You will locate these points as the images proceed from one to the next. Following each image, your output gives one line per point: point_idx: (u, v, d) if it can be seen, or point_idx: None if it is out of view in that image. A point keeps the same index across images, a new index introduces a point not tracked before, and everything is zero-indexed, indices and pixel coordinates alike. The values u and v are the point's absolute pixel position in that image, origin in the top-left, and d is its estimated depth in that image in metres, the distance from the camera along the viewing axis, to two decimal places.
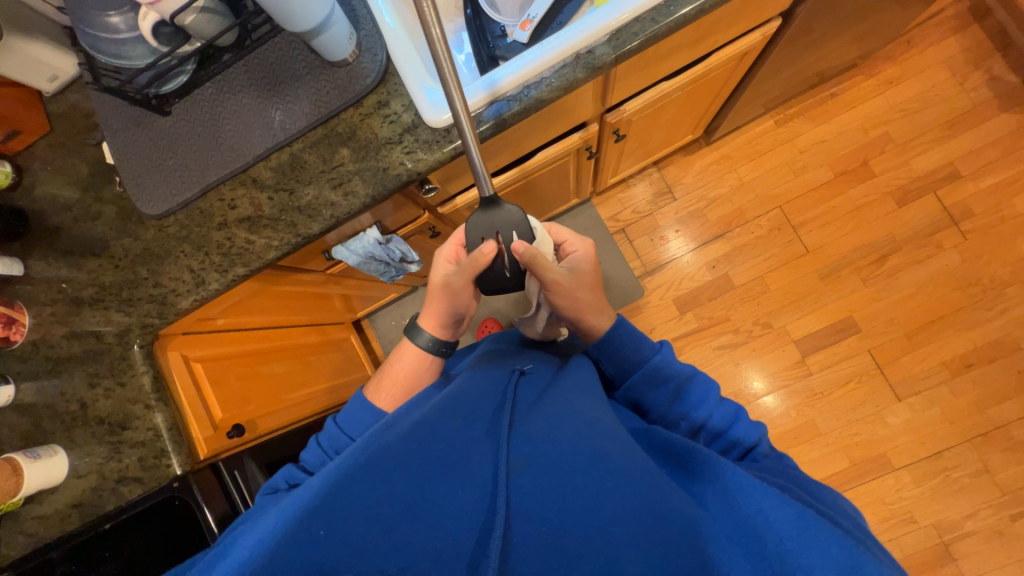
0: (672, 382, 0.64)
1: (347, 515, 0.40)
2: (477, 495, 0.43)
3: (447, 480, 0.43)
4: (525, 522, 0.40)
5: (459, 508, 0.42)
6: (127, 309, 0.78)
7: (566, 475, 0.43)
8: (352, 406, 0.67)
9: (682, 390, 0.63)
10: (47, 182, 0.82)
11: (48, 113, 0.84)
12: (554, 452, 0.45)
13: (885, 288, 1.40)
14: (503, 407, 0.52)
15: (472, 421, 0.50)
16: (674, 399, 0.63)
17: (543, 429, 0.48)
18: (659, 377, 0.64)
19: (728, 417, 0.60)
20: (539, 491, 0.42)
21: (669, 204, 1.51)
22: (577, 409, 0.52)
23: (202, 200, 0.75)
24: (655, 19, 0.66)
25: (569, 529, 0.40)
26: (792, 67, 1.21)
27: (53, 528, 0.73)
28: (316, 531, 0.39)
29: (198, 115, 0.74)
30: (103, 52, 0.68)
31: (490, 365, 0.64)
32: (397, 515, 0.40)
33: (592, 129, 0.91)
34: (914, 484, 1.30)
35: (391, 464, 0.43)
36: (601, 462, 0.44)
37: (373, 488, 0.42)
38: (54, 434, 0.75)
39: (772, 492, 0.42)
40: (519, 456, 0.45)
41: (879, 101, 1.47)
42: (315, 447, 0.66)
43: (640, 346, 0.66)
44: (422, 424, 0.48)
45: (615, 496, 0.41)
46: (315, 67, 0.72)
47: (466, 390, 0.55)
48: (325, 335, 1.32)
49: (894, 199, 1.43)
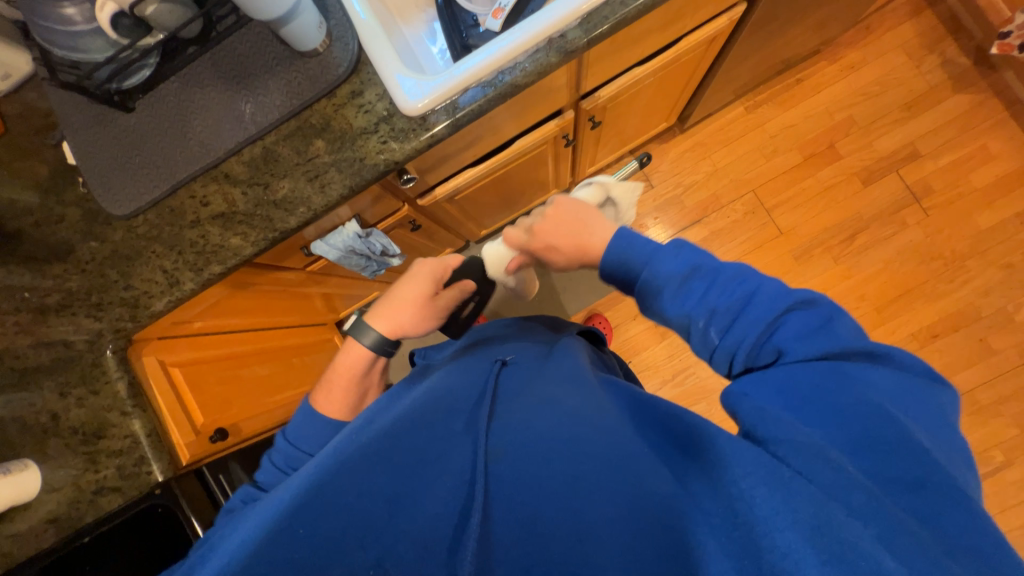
0: (671, 284, 0.53)
1: (326, 511, 0.40)
2: (456, 486, 0.44)
3: (429, 473, 0.44)
4: (502, 509, 0.41)
5: (439, 499, 0.43)
6: (97, 314, 0.75)
7: (542, 462, 0.43)
8: (299, 419, 0.64)
9: (694, 278, 0.53)
10: (4, 185, 0.78)
11: (3, 114, 0.80)
12: (530, 440, 0.45)
13: (855, 265, 1.45)
14: (483, 399, 0.52)
15: (454, 415, 0.51)
16: (676, 298, 0.53)
17: (520, 419, 0.48)
18: (655, 287, 0.55)
19: (741, 297, 0.50)
20: (513, 477, 0.43)
21: (646, 192, 1.53)
22: (555, 396, 0.52)
23: (173, 198, 0.73)
24: (624, 2, 0.67)
25: (545, 513, 0.40)
26: (759, 53, 1.24)
27: (25, 547, 0.69)
28: (296, 530, 0.39)
29: (164, 111, 0.72)
30: (58, 45, 0.65)
31: (472, 359, 0.64)
32: (378, 508, 0.41)
33: (568, 117, 0.92)
34: None
35: (371, 459, 0.44)
36: (572, 445, 0.44)
37: (354, 483, 0.42)
38: (24, 448, 0.71)
39: (757, 455, 0.37)
40: (498, 446, 0.46)
41: (842, 85, 1.52)
42: (267, 465, 0.62)
43: (634, 259, 0.57)
44: (402, 420, 0.49)
45: (590, 478, 0.41)
46: (284, 58, 0.71)
47: (448, 387, 0.56)
48: (307, 337, 1.30)
49: (860, 179, 1.48)
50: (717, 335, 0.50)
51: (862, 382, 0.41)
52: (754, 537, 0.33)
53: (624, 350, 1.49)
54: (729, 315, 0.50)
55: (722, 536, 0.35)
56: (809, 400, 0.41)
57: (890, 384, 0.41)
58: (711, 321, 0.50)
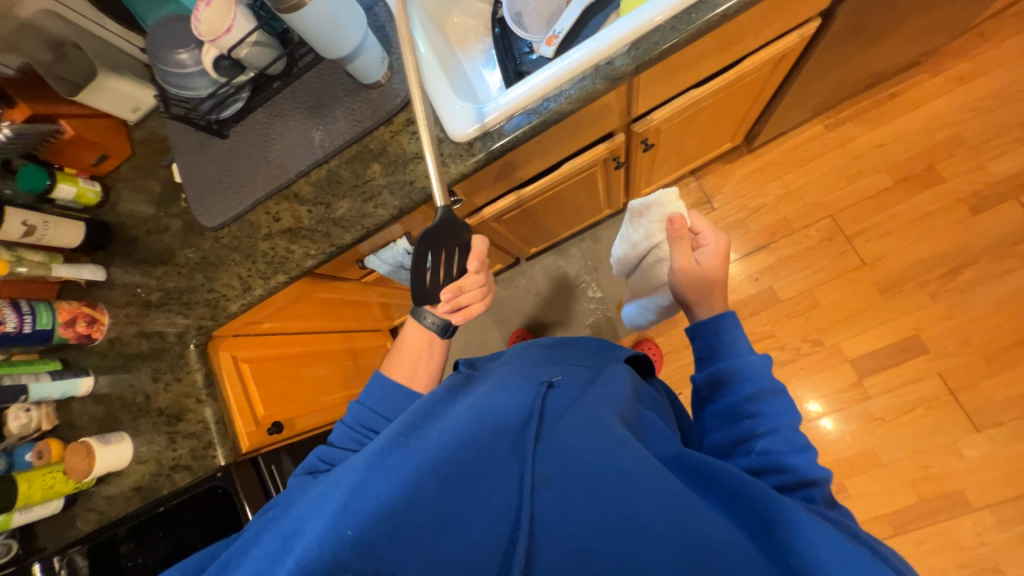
0: (757, 383, 0.60)
1: (372, 518, 0.40)
2: (505, 508, 0.43)
3: (478, 491, 0.43)
4: (551, 540, 0.41)
5: (488, 521, 0.42)
6: (186, 312, 0.86)
7: (595, 493, 0.43)
8: (373, 383, 0.69)
9: (762, 395, 0.59)
10: (128, 199, 0.93)
11: (132, 139, 0.96)
12: (585, 467, 0.45)
13: (957, 305, 1.26)
14: (532, 416, 0.51)
15: (499, 433, 0.48)
16: (751, 399, 0.59)
17: (570, 443, 0.48)
18: (744, 374, 0.61)
19: (803, 441, 0.55)
20: (565, 506, 0.42)
21: (707, 214, 1.45)
22: (603, 423, 0.51)
23: (252, 214, 0.83)
24: (675, 28, 0.66)
25: (602, 550, 0.40)
26: (842, 69, 1.14)
27: (117, 507, 0.84)
28: (344, 534, 0.39)
29: (251, 137, 0.82)
30: (173, 85, 0.77)
31: (518, 375, 0.61)
32: (426, 525, 0.41)
33: (619, 139, 0.90)
34: (997, 529, 1.15)
35: (422, 470, 0.44)
36: (628, 479, 0.44)
37: (404, 495, 0.42)
38: (123, 422, 0.86)
39: (818, 524, 0.42)
40: (547, 471, 0.45)
41: (947, 99, 1.34)
42: (339, 426, 0.66)
43: (737, 340, 0.64)
44: (451, 432, 0.48)
45: (649, 516, 0.42)
46: (352, 90, 0.78)
47: (494, 399, 0.54)
48: (361, 342, 1.40)
49: (967, 206, 1.29)
50: (759, 450, 0.55)
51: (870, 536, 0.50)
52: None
53: (674, 380, 1.41)
54: (779, 440, 0.55)
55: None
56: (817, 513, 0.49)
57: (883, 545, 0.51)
58: (762, 438, 0.56)
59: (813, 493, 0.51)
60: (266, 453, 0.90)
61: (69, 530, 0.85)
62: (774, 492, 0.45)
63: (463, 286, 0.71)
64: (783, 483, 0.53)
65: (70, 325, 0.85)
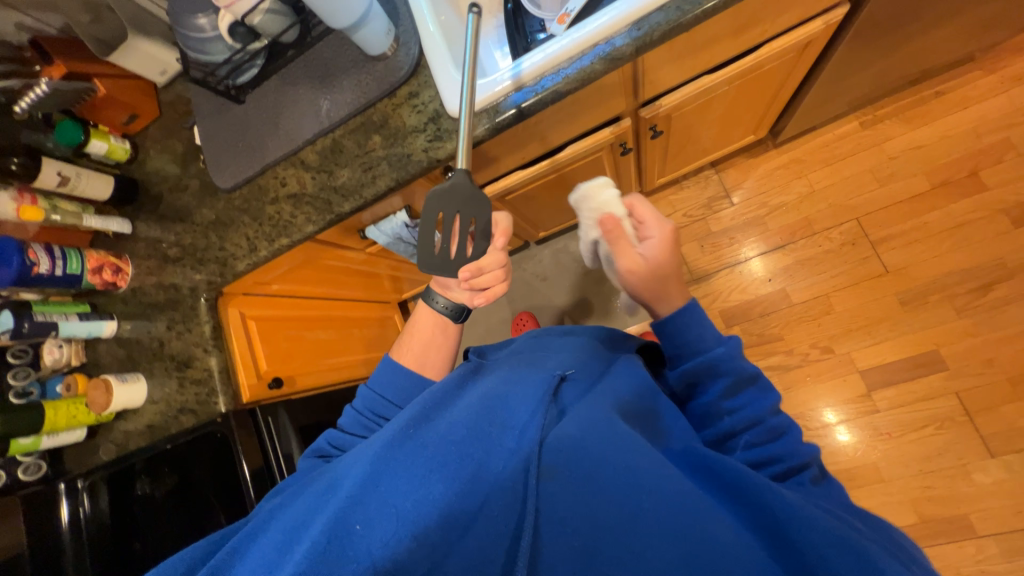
0: (730, 378, 0.58)
1: (383, 514, 0.44)
2: (511, 502, 0.46)
3: (483, 488, 0.46)
4: (554, 537, 0.45)
5: (494, 514, 0.46)
6: (198, 267, 0.92)
7: (594, 489, 0.46)
8: (381, 370, 0.72)
9: (735, 388, 0.58)
10: (155, 158, 0.99)
11: (160, 101, 1.01)
12: (589, 463, 0.47)
13: (985, 322, 1.19)
14: (539, 410, 0.52)
15: (506, 429, 0.51)
16: (725, 396, 0.58)
17: (577, 436, 0.49)
18: (717, 371, 0.59)
19: (784, 423, 0.56)
20: (567, 500, 0.46)
21: (724, 209, 1.40)
22: (610, 414, 0.51)
23: (262, 178, 0.86)
24: (680, 8, 0.65)
25: (601, 546, 0.43)
26: (884, 62, 1.07)
27: (130, 441, 0.92)
28: (351, 527, 0.43)
29: (265, 104, 0.86)
30: (192, 48, 0.80)
31: (527, 367, 0.61)
32: (433, 520, 0.44)
33: (625, 124, 0.89)
34: (1002, 559, 1.08)
35: (431, 466, 0.47)
36: (631, 478, 0.45)
37: (414, 491, 0.45)
38: (140, 364, 0.94)
39: (832, 530, 0.41)
40: (552, 464, 0.47)
41: (1000, 101, 1.26)
42: (350, 411, 0.71)
43: (704, 334, 0.61)
44: (458, 427, 0.50)
45: (648, 513, 0.43)
46: (359, 61, 0.80)
47: (503, 393, 0.56)
48: (369, 311, 1.45)
49: (1009, 217, 1.21)
50: (745, 446, 0.55)
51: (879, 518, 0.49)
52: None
53: None
54: (767, 434, 0.55)
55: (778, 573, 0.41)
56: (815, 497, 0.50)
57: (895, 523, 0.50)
58: (748, 432, 0.55)
59: (802, 478, 0.52)
60: (265, 405, 0.96)
61: (91, 458, 0.93)
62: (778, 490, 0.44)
63: (482, 266, 0.70)
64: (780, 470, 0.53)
65: (97, 272, 0.92)
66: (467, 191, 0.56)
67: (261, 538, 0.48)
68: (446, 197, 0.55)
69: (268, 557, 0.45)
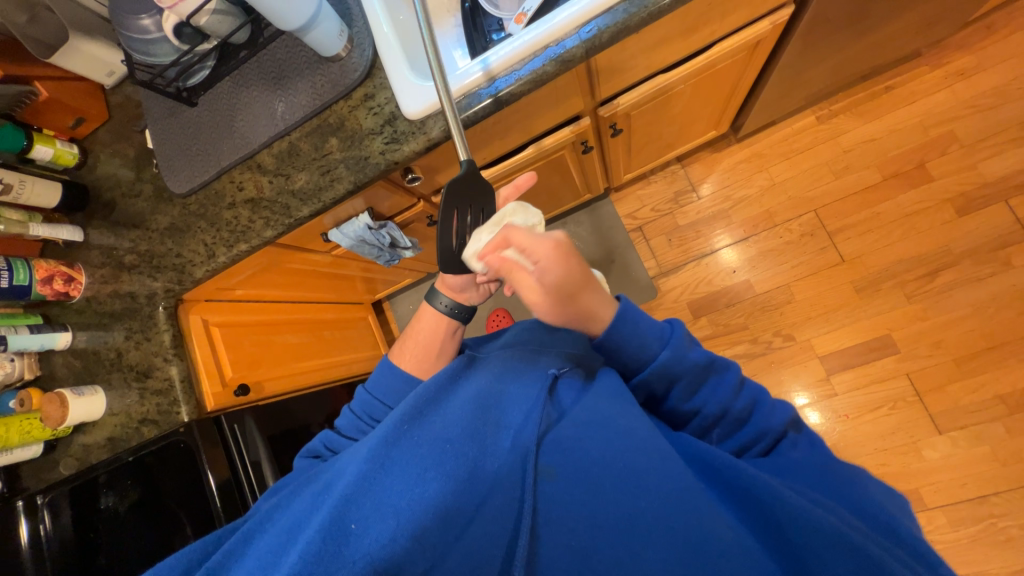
0: (687, 378, 0.56)
1: (380, 512, 0.44)
2: (508, 500, 0.48)
3: (481, 487, 0.48)
4: (552, 534, 0.46)
5: (493, 514, 0.47)
6: (155, 274, 0.89)
7: (595, 490, 0.47)
8: (380, 371, 0.72)
9: (692, 384, 0.57)
10: (106, 162, 0.96)
11: (108, 103, 0.98)
12: (585, 464, 0.49)
13: (933, 306, 1.25)
14: (535, 410, 0.54)
15: (501, 430, 0.52)
16: (686, 396, 0.57)
17: (575, 438, 0.51)
18: (672, 375, 0.56)
19: (749, 405, 0.58)
20: (566, 500, 0.47)
21: (691, 203, 1.43)
22: (608, 413, 0.53)
23: (217, 182, 0.85)
24: (627, 9, 0.67)
25: (599, 545, 0.45)
26: (837, 57, 1.10)
27: (91, 454, 0.90)
28: (346, 526, 0.43)
29: (218, 107, 0.84)
30: (137, 50, 0.77)
31: (520, 364, 0.62)
32: (430, 519, 0.44)
33: (585, 123, 0.90)
34: (950, 528, 1.15)
35: (427, 464, 0.47)
36: (631, 479, 0.47)
37: (410, 489, 0.46)
38: (98, 376, 0.91)
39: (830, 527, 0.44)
40: (551, 465, 0.49)
41: (945, 95, 1.32)
42: (348, 412, 0.71)
43: (647, 343, 0.55)
44: (452, 426, 0.51)
45: (649, 515, 0.45)
46: (313, 63, 0.79)
47: (498, 393, 0.56)
48: (341, 313, 1.45)
49: (953, 207, 1.28)
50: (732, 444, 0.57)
51: (860, 484, 0.54)
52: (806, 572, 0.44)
53: None
54: (736, 424, 0.57)
55: (773, 562, 0.45)
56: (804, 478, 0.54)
57: (875, 489, 0.55)
58: (718, 426, 0.58)
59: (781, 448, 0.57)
60: (231, 412, 0.95)
61: (51, 473, 0.90)
62: (776, 487, 0.46)
63: None
64: (763, 447, 0.57)
65: (47, 282, 0.89)
66: (474, 178, 0.63)
67: (262, 536, 0.48)
68: (460, 187, 0.61)
69: (266, 555, 0.45)
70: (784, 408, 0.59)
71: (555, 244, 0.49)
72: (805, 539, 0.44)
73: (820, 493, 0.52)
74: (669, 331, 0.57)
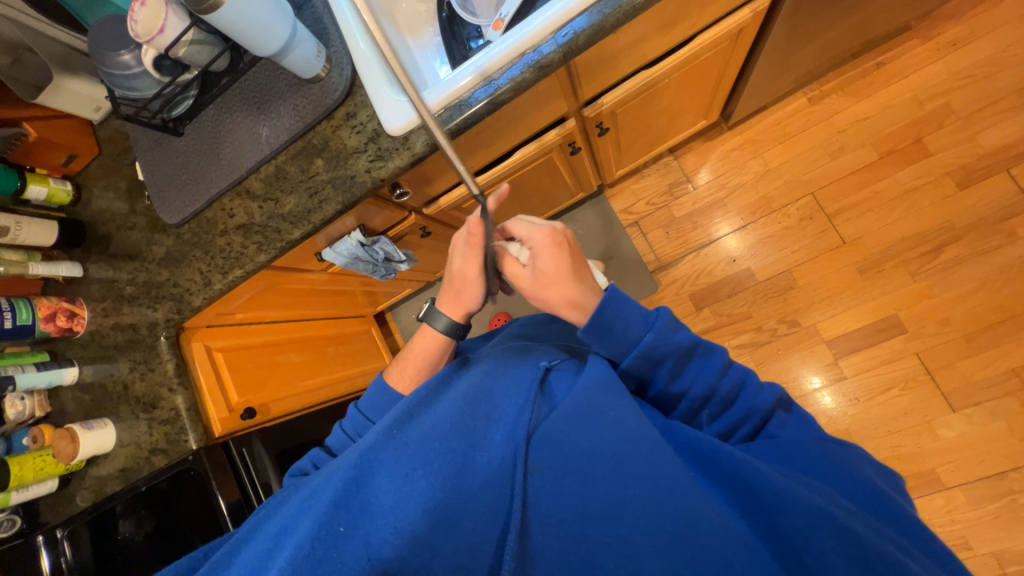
0: (671, 360, 0.57)
1: (371, 513, 0.44)
2: (497, 497, 0.47)
3: (472, 482, 0.47)
4: (542, 526, 0.46)
5: (482, 511, 0.46)
6: (155, 305, 0.90)
7: (584, 480, 0.47)
8: (373, 392, 0.72)
9: (679, 365, 0.57)
10: (99, 196, 0.97)
11: (98, 138, 0.99)
12: (574, 454, 0.48)
13: (939, 283, 1.23)
14: (527, 405, 0.54)
15: (493, 424, 0.52)
16: (672, 378, 0.58)
17: (563, 429, 0.50)
18: (656, 358, 0.57)
19: (734, 386, 0.57)
20: (557, 491, 0.47)
21: (686, 194, 1.42)
22: (597, 403, 0.52)
23: (209, 210, 0.85)
24: (601, 11, 0.66)
25: (588, 535, 0.44)
26: (825, 36, 1.08)
27: (103, 487, 0.90)
28: (336, 529, 0.43)
29: (204, 135, 0.84)
30: (119, 85, 0.77)
31: (512, 361, 0.63)
32: (420, 519, 0.43)
33: (570, 125, 0.90)
34: (970, 507, 1.13)
35: (416, 463, 0.47)
36: (622, 467, 0.46)
37: (398, 488, 0.45)
38: (107, 409, 0.92)
39: (820, 509, 0.43)
40: (540, 459, 0.49)
41: (939, 67, 1.30)
42: (338, 431, 0.71)
43: (631, 324, 0.57)
44: (442, 422, 0.50)
45: (637, 503, 0.45)
46: (294, 85, 0.79)
47: (490, 387, 0.57)
48: (343, 328, 1.45)
49: (954, 180, 1.26)
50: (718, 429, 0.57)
51: (848, 463, 0.52)
52: (801, 562, 0.42)
53: None
54: (723, 404, 0.57)
55: (771, 557, 0.43)
56: (798, 459, 0.52)
57: (865, 466, 0.53)
58: (706, 407, 0.57)
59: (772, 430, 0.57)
60: (238, 436, 0.95)
61: (67, 506, 0.91)
62: (759, 468, 0.46)
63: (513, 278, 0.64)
64: (752, 428, 0.57)
65: (50, 319, 0.90)
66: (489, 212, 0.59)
67: (249, 545, 0.47)
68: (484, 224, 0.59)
69: (254, 561, 0.44)
70: (771, 389, 0.58)
71: (547, 233, 0.60)
72: (794, 522, 0.43)
73: (814, 476, 0.50)
74: (654, 316, 0.58)
